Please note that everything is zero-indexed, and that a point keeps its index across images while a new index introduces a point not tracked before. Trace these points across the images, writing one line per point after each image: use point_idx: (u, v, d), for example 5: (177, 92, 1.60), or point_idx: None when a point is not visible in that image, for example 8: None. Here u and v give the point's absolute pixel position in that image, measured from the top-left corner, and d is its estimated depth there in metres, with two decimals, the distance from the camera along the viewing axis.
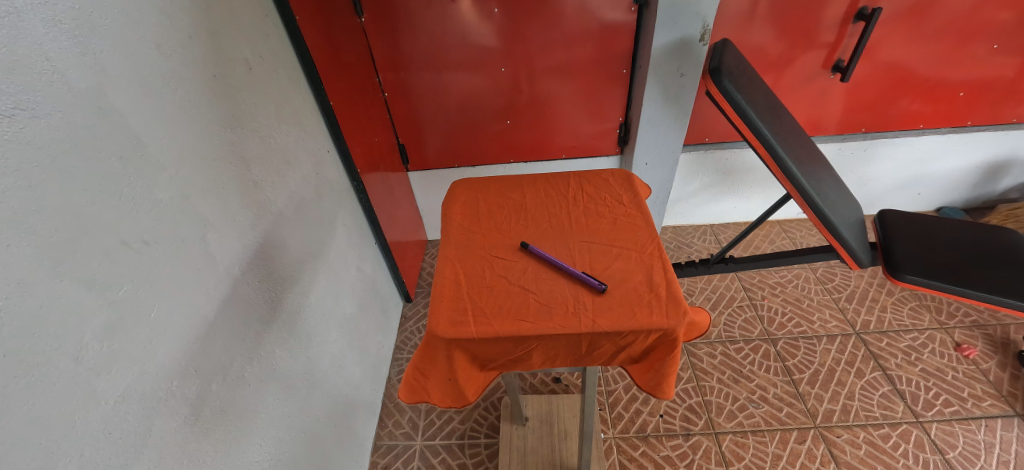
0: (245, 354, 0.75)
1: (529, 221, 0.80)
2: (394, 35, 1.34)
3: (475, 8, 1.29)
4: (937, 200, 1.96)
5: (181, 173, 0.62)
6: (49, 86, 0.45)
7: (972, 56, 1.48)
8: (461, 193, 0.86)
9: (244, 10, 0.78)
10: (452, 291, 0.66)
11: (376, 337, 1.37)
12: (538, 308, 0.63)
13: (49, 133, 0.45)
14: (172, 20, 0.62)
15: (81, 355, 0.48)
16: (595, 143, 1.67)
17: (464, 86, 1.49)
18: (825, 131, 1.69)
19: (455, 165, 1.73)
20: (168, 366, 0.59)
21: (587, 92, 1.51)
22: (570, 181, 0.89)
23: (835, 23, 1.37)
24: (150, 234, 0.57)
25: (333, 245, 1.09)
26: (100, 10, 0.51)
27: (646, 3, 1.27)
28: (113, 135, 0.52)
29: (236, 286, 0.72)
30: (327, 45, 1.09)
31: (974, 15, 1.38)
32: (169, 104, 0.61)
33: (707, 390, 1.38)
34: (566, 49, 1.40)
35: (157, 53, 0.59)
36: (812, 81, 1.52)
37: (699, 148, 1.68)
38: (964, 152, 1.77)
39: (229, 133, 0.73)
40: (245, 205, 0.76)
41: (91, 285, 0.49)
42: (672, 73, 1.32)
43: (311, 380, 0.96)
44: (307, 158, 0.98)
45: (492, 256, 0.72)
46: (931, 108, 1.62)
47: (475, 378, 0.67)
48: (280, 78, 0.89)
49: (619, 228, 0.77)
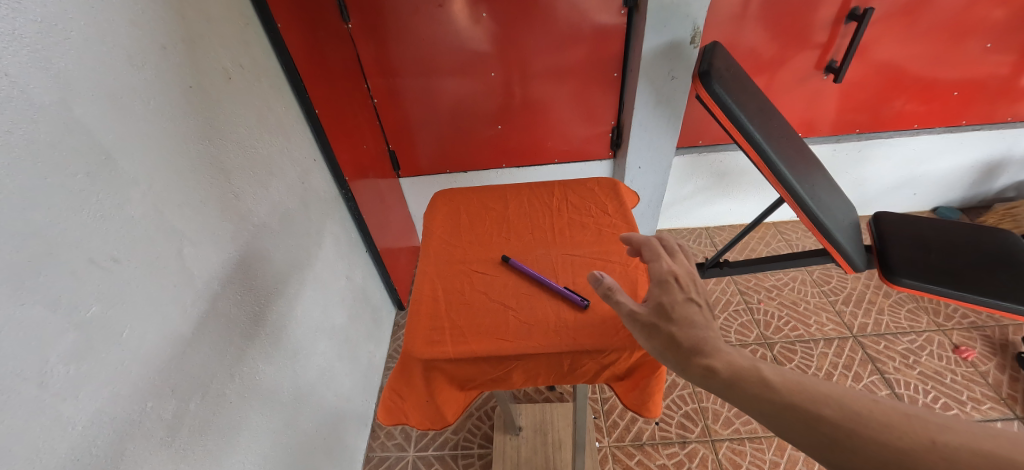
0: (226, 370, 0.73)
1: (512, 233, 0.78)
2: (383, 41, 1.33)
3: (464, 12, 1.28)
4: (932, 200, 1.96)
5: (156, 187, 0.60)
6: (10, 103, 0.43)
7: (966, 55, 1.47)
8: (443, 205, 0.85)
9: (222, 19, 0.77)
10: (430, 309, 0.64)
11: (367, 346, 1.35)
12: (517, 326, 0.62)
13: (8, 151, 0.43)
14: (144, 30, 0.60)
15: (46, 380, 0.46)
16: (587, 146, 1.66)
17: (455, 91, 1.47)
18: (819, 132, 1.68)
19: (447, 171, 1.72)
20: (143, 387, 0.57)
21: (579, 95, 1.50)
22: (554, 190, 0.87)
23: (827, 23, 1.36)
24: (122, 251, 0.55)
25: (320, 255, 1.07)
26: (65, 22, 0.50)
27: (636, 6, 1.26)
28: (79, 150, 0.50)
29: (215, 302, 0.70)
30: (312, 51, 1.07)
31: (968, 14, 1.37)
32: (142, 116, 0.59)
33: (703, 396, 1.37)
34: (556, 53, 1.39)
35: (129, 65, 0.57)
36: (804, 82, 1.51)
37: (692, 151, 1.67)
38: (959, 152, 1.76)
39: (208, 145, 0.71)
40: (225, 218, 0.74)
41: (55, 306, 0.47)
42: (663, 75, 1.31)
43: (298, 394, 0.94)
44: (292, 168, 0.97)
45: (473, 271, 0.70)
46: (925, 108, 1.61)
47: (455, 398, 0.66)
48: (262, 86, 0.88)
49: (603, 239, 0.75)
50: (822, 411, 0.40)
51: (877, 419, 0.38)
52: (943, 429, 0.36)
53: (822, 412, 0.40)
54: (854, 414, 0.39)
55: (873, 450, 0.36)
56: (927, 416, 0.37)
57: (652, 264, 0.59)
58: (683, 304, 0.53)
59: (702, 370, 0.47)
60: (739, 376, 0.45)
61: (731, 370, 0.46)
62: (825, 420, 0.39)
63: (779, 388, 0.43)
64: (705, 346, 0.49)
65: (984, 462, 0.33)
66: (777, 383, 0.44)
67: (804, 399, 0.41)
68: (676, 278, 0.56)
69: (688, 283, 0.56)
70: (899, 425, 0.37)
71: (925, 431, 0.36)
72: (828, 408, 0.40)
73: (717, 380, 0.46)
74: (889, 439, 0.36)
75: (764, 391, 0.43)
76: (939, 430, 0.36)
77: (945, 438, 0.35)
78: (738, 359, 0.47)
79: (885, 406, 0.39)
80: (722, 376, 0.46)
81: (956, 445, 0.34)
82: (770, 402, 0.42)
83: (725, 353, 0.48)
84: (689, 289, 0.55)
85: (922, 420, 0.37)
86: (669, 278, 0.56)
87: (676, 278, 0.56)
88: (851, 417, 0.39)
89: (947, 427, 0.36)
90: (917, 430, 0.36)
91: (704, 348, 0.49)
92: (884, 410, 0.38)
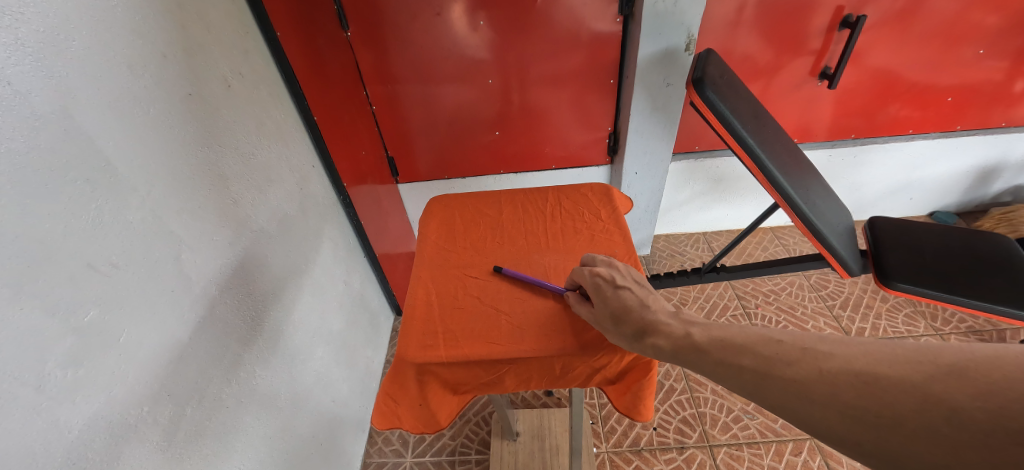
0: (223, 375, 0.73)
1: (506, 238, 0.79)
2: (381, 48, 1.34)
3: (462, 20, 1.30)
4: (929, 204, 1.97)
5: (155, 194, 0.61)
6: (12, 110, 0.44)
7: (959, 61, 1.48)
8: (438, 211, 0.85)
9: (222, 27, 0.78)
10: (423, 313, 0.65)
11: (365, 351, 1.35)
12: (509, 330, 0.62)
13: (8, 158, 0.44)
14: (146, 39, 0.61)
15: (44, 384, 0.46)
16: (585, 152, 1.67)
17: (453, 98, 1.49)
18: (815, 138, 1.69)
19: (445, 177, 1.73)
20: (140, 391, 0.57)
21: (576, 102, 1.51)
22: (548, 196, 0.88)
23: (821, 30, 1.37)
24: (120, 257, 0.55)
25: (318, 261, 1.07)
26: (68, 32, 0.51)
27: (632, 14, 1.28)
28: (79, 156, 0.51)
29: (212, 306, 0.71)
30: (312, 59, 1.09)
31: (960, 21, 1.39)
32: (142, 124, 0.60)
33: (700, 401, 1.36)
34: (553, 60, 1.40)
35: (130, 74, 0.58)
36: (799, 88, 1.52)
37: (689, 157, 1.68)
38: (955, 157, 1.77)
39: (208, 152, 0.72)
40: (224, 224, 0.75)
41: (54, 311, 0.48)
42: (658, 82, 1.32)
43: (295, 399, 0.94)
44: (291, 175, 0.98)
45: (466, 276, 0.71)
46: (920, 114, 1.63)
47: (448, 401, 0.66)
48: (261, 94, 0.89)
49: (596, 244, 0.76)
50: (741, 361, 0.46)
51: (782, 358, 0.43)
52: (831, 356, 0.41)
53: (743, 362, 0.45)
54: (766, 357, 0.44)
55: (780, 387, 0.41)
56: (822, 347, 0.42)
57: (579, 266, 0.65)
58: (616, 295, 0.59)
59: (652, 349, 0.53)
60: (675, 347, 0.51)
61: (671, 342, 0.52)
62: (746, 369, 0.45)
63: (707, 348, 0.49)
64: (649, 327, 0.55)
65: (856, 379, 0.37)
66: (707, 345, 0.49)
67: (730, 354, 0.47)
68: (602, 272, 0.62)
69: (615, 273, 0.62)
70: (798, 360, 0.42)
71: (818, 360, 0.41)
72: (743, 358, 0.45)
73: (662, 354, 0.52)
74: (789, 375, 0.41)
75: (699, 354, 0.49)
76: (826, 358, 0.40)
77: (831, 364, 0.40)
78: (677, 329, 0.53)
79: (791, 345, 0.44)
80: (665, 350, 0.52)
81: (839, 369, 0.39)
82: (704, 362, 0.48)
83: (663, 327, 0.54)
84: (618, 278, 0.61)
85: (816, 352, 0.42)
86: (594, 276, 0.62)
87: (600, 274, 0.62)
88: (761, 361, 0.44)
89: (834, 354, 0.41)
90: (810, 362, 0.41)
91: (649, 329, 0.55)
92: (789, 349, 0.44)
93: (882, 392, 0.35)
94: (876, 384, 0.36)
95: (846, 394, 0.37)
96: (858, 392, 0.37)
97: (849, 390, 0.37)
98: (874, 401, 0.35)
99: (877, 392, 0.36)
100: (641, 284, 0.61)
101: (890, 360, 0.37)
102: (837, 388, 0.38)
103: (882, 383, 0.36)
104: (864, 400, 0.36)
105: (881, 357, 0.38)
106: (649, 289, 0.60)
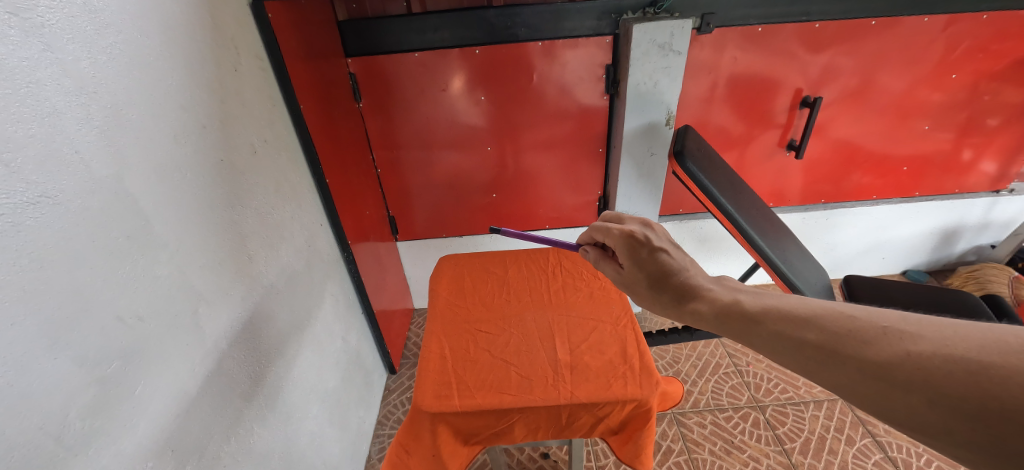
0: (224, 432, 0.73)
1: (512, 295, 0.85)
2: (390, 117, 1.47)
3: (463, 95, 1.43)
4: (901, 263, 2.08)
5: (181, 250, 0.65)
6: (75, 176, 0.50)
7: (911, 135, 1.65)
8: (448, 269, 0.93)
9: (252, 100, 0.87)
10: (438, 366, 0.70)
11: (358, 411, 1.32)
12: (518, 380, 0.67)
13: (62, 216, 0.48)
14: (190, 112, 0.69)
15: (62, 434, 0.48)
16: (577, 213, 1.77)
17: (453, 163, 1.59)
18: (789, 202, 1.82)
19: (443, 236, 1.79)
20: (147, 446, 0.58)
21: (569, 166, 1.63)
22: (550, 256, 0.96)
23: (784, 108, 1.54)
24: (146, 310, 0.58)
25: (319, 316, 1.09)
26: (129, 107, 0.57)
27: (617, 92, 1.43)
28: (123, 217, 0.55)
29: (222, 360, 0.73)
30: (327, 126, 1.19)
31: (908, 101, 1.56)
32: (178, 186, 0.65)
33: (699, 462, 1.35)
34: (547, 129, 1.52)
35: (173, 141, 0.65)
36: (771, 158, 1.67)
37: (675, 218, 1.79)
38: (919, 220, 1.91)
39: (231, 212, 0.77)
40: (238, 278, 0.78)
41: (83, 361, 0.50)
42: (643, 152, 1.46)
43: (288, 460, 0.91)
44: (301, 231, 1.03)
45: (477, 330, 0.77)
46: (881, 181, 1.78)
47: (459, 452, 0.70)
48: (281, 159, 0.97)
49: (594, 301, 0.83)
50: (805, 335, 0.43)
51: (857, 337, 0.39)
52: (920, 338, 0.37)
53: (806, 337, 0.43)
54: (836, 334, 0.41)
55: (854, 365, 0.38)
56: (908, 327, 0.38)
57: (612, 229, 0.72)
58: (650, 257, 0.66)
59: (693, 314, 0.57)
60: (717, 312, 0.53)
61: (712, 307, 0.55)
62: (808, 344, 0.42)
63: (759, 319, 0.48)
64: (689, 294, 0.59)
65: (957, 367, 0.33)
66: (759, 315, 0.49)
67: (791, 327, 0.45)
68: (636, 234, 0.69)
69: (648, 236, 0.69)
70: (878, 340, 0.38)
71: (902, 342, 0.37)
72: (807, 332, 0.43)
73: (703, 317, 0.55)
74: (868, 355, 0.38)
75: (754, 325, 0.48)
76: (915, 340, 0.37)
77: (920, 347, 0.36)
78: (719, 295, 0.56)
79: (867, 324, 0.40)
80: (707, 313, 0.55)
81: (931, 353, 0.35)
82: (758, 331, 0.47)
83: (706, 295, 0.57)
84: (651, 241, 0.68)
85: (900, 332, 0.38)
86: (630, 238, 0.69)
87: (635, 235, 0.68)
88: (830, 336, 0.41)
89: (924, 336, 0.36)
90: (894, 343, 0.37)
91: (687, 295, 0.59)
92: (866, 327, 0.40)
93: (990, 382, 0.31)
94: (982, 373, 0.32)
95: (942, 381, 0.34)
96: (958, 380, 0.33)
97: (946, 377, 0.33)
98: (980, 391, 0.32)
99: (982, 381, 0.32)
100: (675, 249, 0.67)
101: (1000, 347, 0.33)
102: (930, 373, 0.34)
103: (989, 373, 0.32)
104: (966, 389, 0.32)
105: (987, 342, 0.33)
106: (682, 253, 0.67)
